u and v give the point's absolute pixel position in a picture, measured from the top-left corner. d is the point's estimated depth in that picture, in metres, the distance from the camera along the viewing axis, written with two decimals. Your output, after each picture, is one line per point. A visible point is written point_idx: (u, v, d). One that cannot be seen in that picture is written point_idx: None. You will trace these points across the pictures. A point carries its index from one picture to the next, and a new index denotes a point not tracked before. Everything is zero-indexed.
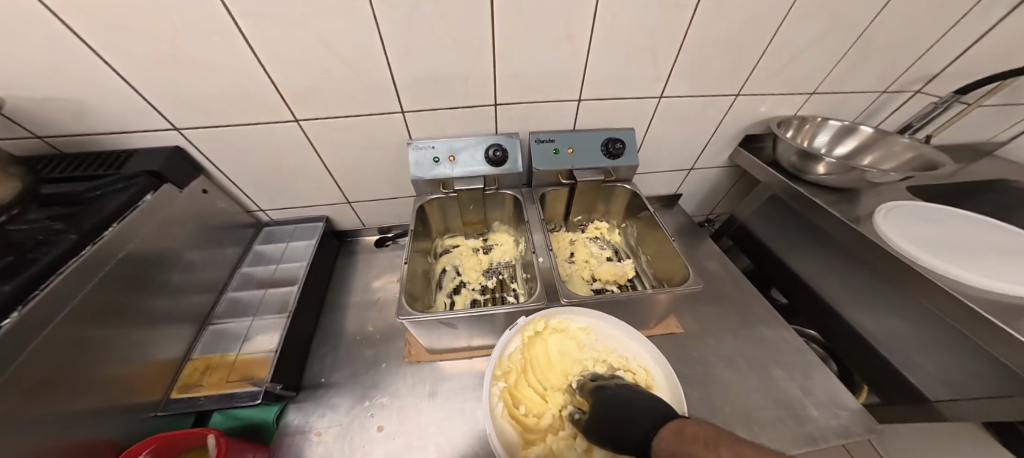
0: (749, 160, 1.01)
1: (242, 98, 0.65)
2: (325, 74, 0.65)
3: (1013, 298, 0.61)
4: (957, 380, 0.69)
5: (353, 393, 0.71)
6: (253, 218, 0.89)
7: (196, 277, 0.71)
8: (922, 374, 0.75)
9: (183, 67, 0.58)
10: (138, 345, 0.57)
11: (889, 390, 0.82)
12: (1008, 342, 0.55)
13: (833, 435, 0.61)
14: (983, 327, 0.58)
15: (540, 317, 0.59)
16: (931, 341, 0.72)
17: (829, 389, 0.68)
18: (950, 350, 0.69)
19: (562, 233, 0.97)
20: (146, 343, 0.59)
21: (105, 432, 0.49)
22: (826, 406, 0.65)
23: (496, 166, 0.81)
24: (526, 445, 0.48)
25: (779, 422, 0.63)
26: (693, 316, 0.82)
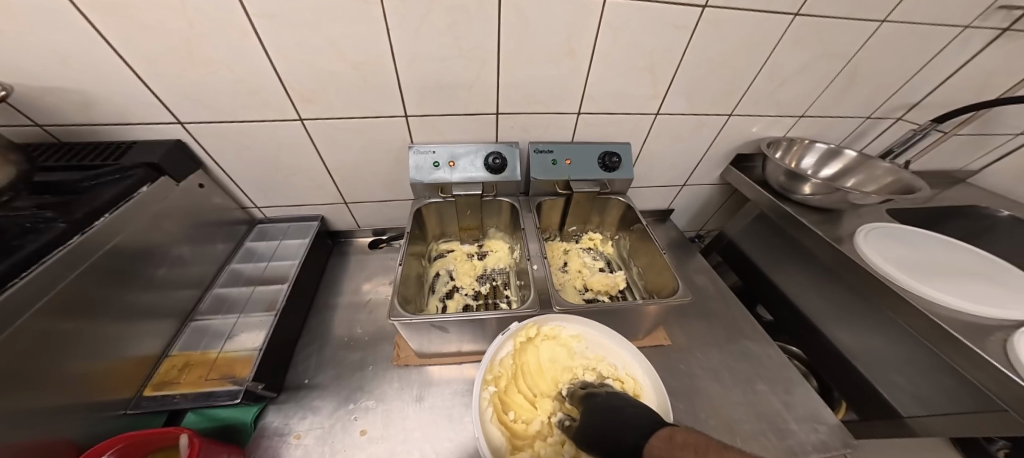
0: (739, 178, 1.04)
1: (246, 95, 0.65)
2: (334, 77, 0.65)
3: (982, 320, 0.64)
4: (928, 397, 0.72)
5: (337, 396, 0.70)
6: (247, 215, 0.88)
7: (182, 273, 0.70)
8: (895, 390, 0.78)
9: (196, 63, 0.59)
10: (113, 340, 0.55)
11: (868, 406, 0.84)
12: (976, 361, 0.57)
13: (813, 450, 0.62)
14: (952, 346, 0.61)
15: (532, 323, 0.60)
16: (906, 359, 0.74)
17: (810, 404, 0.69)
18: (922, 368, 0.72)
19: (556, 242, 0.98)
20: (122, 338, 0.57)
21: (66, 431, 0.47)
22: (806, 421, 0.66)
23: (494, 174, 0.82)
24: (514, 450, 0.48)
25: (761, 435, 0.64)
26: (681, 329, 0.83)
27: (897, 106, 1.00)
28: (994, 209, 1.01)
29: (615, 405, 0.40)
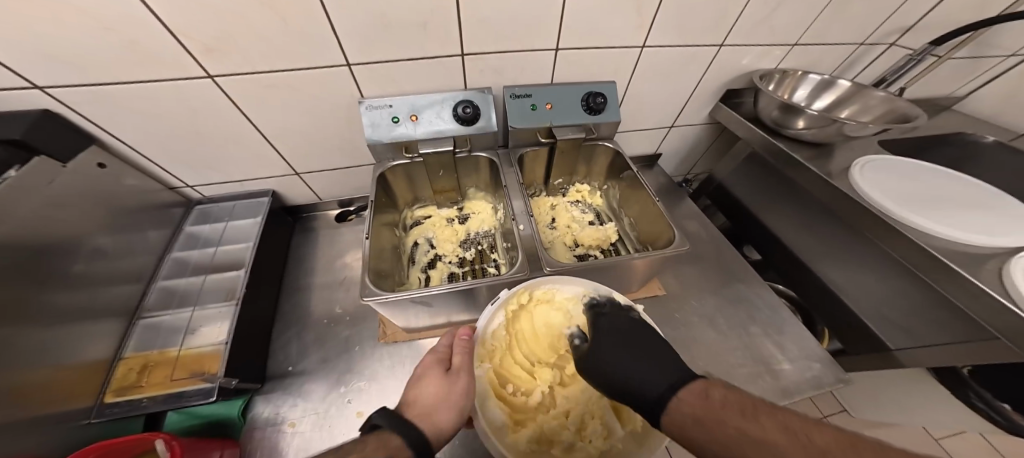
0: (729, 115, 0.97)
1: (118, 46, 0.48)
2: (238, 19, 0.50)
3: (980, 249, 0.64)
4: (913, 329, 0.75)
5: (327, 379, 0.65)
6: (180, 196, 0.75)
7: (107, 267, 0.58)
8: (886, 326, 0.80)
9: (30, 10, 0.42)
10: (46, 350, 0.46)
11: (858, 341, 0.88)
12: (973, 292, 0.58)
13: (808, 386, 0.65)
14: (946, 275, 0.62)
15: (523, 289, 0.54)
16: (896, 292, 0.77)
17: (803, 343, 0.71)
18: (909, 299, 0.75)
19: (542, 198, 0.91)
20: (57, 347, 0.48)
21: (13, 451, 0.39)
22: (800, 360, 0.68)
23: (467, 126, 0.71)
24: (515, 426, 0.47)
25: (758, 378, 0.66)
26: (675, 276, 0.83)
27: (891, 32, 0.92)
28: (980, 135, 1.00)
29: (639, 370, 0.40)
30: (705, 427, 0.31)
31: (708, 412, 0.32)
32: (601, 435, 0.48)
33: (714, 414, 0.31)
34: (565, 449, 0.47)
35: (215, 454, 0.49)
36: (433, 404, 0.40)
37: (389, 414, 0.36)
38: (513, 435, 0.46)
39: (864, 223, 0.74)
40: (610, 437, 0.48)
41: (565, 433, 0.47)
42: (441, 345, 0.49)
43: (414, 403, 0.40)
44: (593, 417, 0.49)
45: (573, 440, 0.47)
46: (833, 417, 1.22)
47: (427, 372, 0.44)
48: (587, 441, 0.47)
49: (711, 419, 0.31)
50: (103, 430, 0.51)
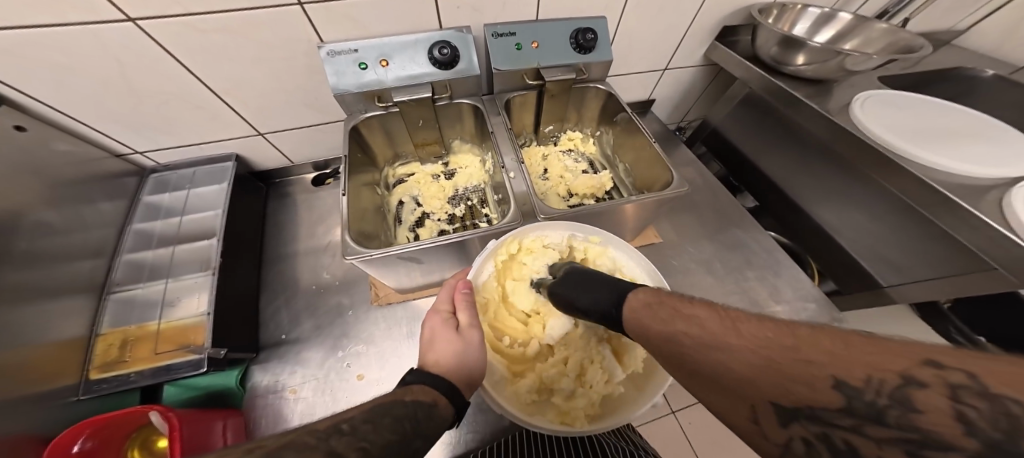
0: (725, 54, 0.90)
1: None
2: None
3: (975, 180, 0.65)
4: (904, 265, 0.78)
5: (323, 344, 0.64)
6: (130, 164, 0.68)
7: (61, 243, 0.52)
8: (880, 263, 0.83)
9: None
10: (14, 329, 0.43)
11: (849, 278, 0.92)
12: (973, 224, 0.60)
13: None
14: (946, 210, 0.63)
15: (512, 238, 0.52)
16: (889, 228, 0.79)
17: (798, 284, 0.73)
18: (904, 234, 0.77)
19: (532, 148, 0.86)
20: (23, 325, 0.44)
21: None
22: (795, 302, 0.70)
23: (446, 70, 0.64)
24: (515, 377, 0.46)
25: None
26: (671, 226, 0.82)
27: None
28: (980, 69, 0.97)
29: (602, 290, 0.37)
30: (645, 316, 0.30)
31: (653, 304, 0.30)
32: (603, 381, 0.45)
33: (658, 306, 0.30)
34: (567, 397, 0.44)
35: (218, 424, 0.48)
36: (455, 363, 0.38)
37: (423, 372, 0.35)
38: (513, 386, 0.45)
39: (862, 160, 0.73)
40: (612, 383, 0.45)
41: (566, 380, 0.45)
42: (442, 301, 0.46)
43: (439, 366, 0.37)
44: (594, 363, 0.46)
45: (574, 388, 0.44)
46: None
47: (439, 334, 0.41)
48: (589, 387, 0.45)
49: (653, 310, 0.30)
50: (99, 405, 0.50)
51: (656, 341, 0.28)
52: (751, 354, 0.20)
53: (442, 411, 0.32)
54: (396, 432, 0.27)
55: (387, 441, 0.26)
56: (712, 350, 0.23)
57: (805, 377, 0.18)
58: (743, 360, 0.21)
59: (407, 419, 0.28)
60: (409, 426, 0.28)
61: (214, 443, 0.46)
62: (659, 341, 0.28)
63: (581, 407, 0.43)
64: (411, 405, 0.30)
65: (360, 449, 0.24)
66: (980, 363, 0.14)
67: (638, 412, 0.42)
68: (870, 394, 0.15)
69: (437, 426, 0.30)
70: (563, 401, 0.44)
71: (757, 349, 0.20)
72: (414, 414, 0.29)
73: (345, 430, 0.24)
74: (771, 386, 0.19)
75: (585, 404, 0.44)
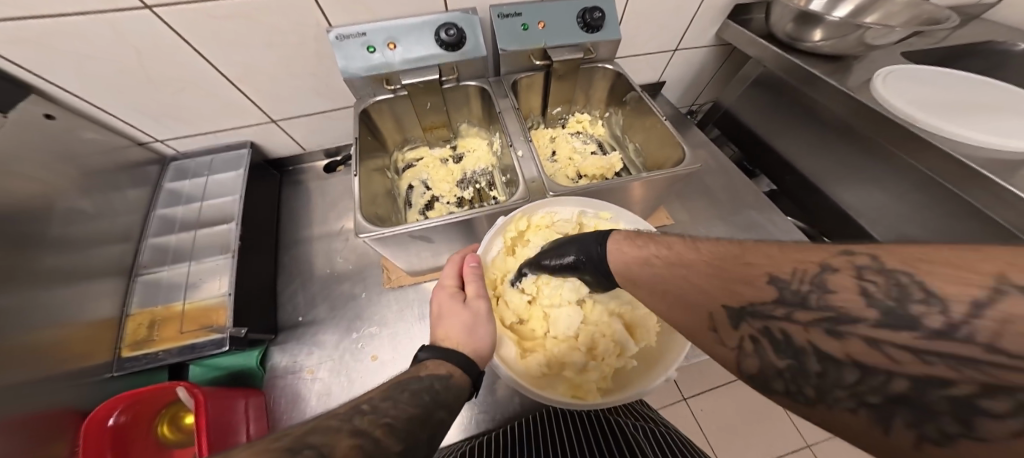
0: (739, 32, 0.87)
1: None
2: None
3: (1009, 154, 0.62)
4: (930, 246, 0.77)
5: (339, 327, 0.65)
6: (151, 152, 0.70)
7: (92, 228, 0.54)
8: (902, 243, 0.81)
9: None
10: (52, 309, 0.45)
11: None
12: (1007, 200, 0.57)
13: None
14: (978, 185, 0.60)
15: (521, 214, 0.51)
16: (917, 207, 0.76)
17: None
18: (933, 212, 0.74)
19: (540, 131, 0.85)
20: (59, 304, 0.46)
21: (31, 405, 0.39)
22: None
23: (452, 52, 0.63)
24: (525, 353, 0.46)
25: None
26: (682, 207, 0.81)
27: None
28: (1012, 43, 0.92)
29: (585, 241, 0.38)
30: (628, 251, 0.33)
31: (631, 239, 0.33)
32: (615, 353, 0.45)
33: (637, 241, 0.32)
34: (579, 370, 0.44)
35: (242, 403, 0.48)
36: (467, 335, 0.38)
37: (438, 348, 0.35)
38: (524, 361, 0.44)
39: (883, 137, 0.71)
40: (624, 356, 0.45)
41: (577, 354, 0.45)
42: (448, 276, 0.46)
43: (450, 340, 0.37)
44: (605, 337, 0.46)
45: (586, 361, 0.44)
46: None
47: (446, 311, 0.41)
48: (601, 360, 0.45)
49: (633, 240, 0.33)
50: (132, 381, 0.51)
51: (630, 266, 0.32)
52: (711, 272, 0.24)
53: (459, 382, 0.32)
54: (416, 405, 0.26)
55: (409, 413, 0.25)
56: (678, 268, 0.26)
57: (750, 282, 0.21)
58: (699, 272, 0.25)
59: (425, 391, 0.28)
60: (429, 399, 0.27)
61: (238, 425, 0.46)
62: (634, 273, 0.31)
63: (593, 380, 0.43)
64: (427, 379, 0.29)
65: (387, 424, 0.23)
66: (881, 246, 0.17)
67: (650, 383, 0.42)
68: (795, 282, 0.19)
69: (457, 394, 0.30)
70: (575, 374, 0.43)
71: (712, 263, 0.24)
72: (432, 386, 0.29)
73: (367, 410, 0.24)
74: (719, 291, 0.23)
75: (597, 377, 0.43)
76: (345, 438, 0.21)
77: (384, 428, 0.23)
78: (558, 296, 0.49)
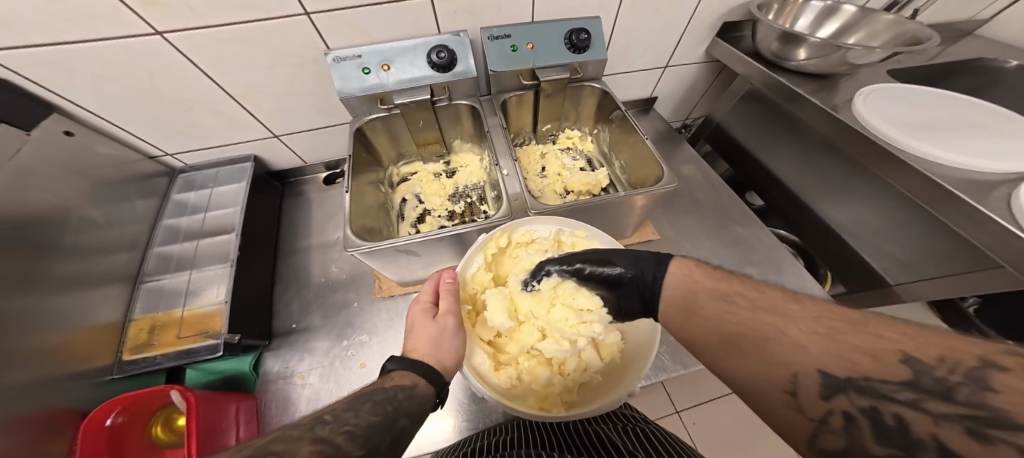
0: (726, 51, 0.90)
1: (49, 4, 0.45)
2: None
3: (984, 175, 0.63)
4: (912, 261, 0.77)
5: (330, 334, 0.67)
6: (161, 165, 0.74)
7: (103, 237, 0.58)
8: (884, 258, 0.82)
9: None
10: (61, 313, 0.48)
11: (855, 277, 0.90)
12: (979, 221, 0.58)
13: None
14: (951, 205, 0.61)
15: (501, 231, 0.54)
16: (896, 225, 0.77)
17: (800, 281, 0.72)
18: (909, 230, 0.75)
19: (531, 147, 0.88)
20: (67, 309, 0.49)
21: (38, 406, 0.42)
22: None
23: (444, 73, 0.67)
24: (498, 366, 0.47)
25: None
26: (669, 222, 0.83)
27: None
28: (1003, 60, 0.93)
29: (641, 258, 0.41)
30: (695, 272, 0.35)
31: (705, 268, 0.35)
32: (581, 369, 0.46)
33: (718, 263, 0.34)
34: (545, 384, 0.45)
35: (234, 406, 0.50)
36: (432, 350, 0.41)
37: (405, 360, 0.38)
38: (494, 374, 0.46)
39: (863, 156, 0.73)
40: (589, 371, 0.46)
41: (545, 370, 0.46)
42: (425, 291, 0.48)
43: (417, 352, 0.40)
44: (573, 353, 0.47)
45: (552, 376, 0.45)
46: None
47: (417, 324, 0.43)
48: (565, 375, 0.46)
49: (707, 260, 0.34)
50: (131, 384, 0.54)
51: (702, 298, 0.32)
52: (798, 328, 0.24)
53: (422, 391, 0.35)
54: (376, 414, 0.28)
55: (370, 421, 0.27)
56: (769, 314, 0.26)
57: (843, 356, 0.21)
58: (794, 326, 0.24)
59: (388, 401, 0.30)
60: (390, 408, 0.30)
61: (227, 428, 0.48)
62: (697, 302, 0.32)
63: (558, 393, 0.45)
64: (390, 390, 0.32)
65: (348, 432, 0.25)
66: None
67: (613, 402, 0.44)
68: (944, 370, 0.18)
69: (419, 405, 0.33)
70: (541, 387, 0.45)
71: (817, 322, 0.24)
72: (395, 396, 0.32)
73: (328, 420, 0.26)
74: (820, 351, 0.22)
75: (561, 390, 0.45)
76: (305, 445, 0.23)
77: (344, 435, 0.25)
78: (564, 315, 0.47)
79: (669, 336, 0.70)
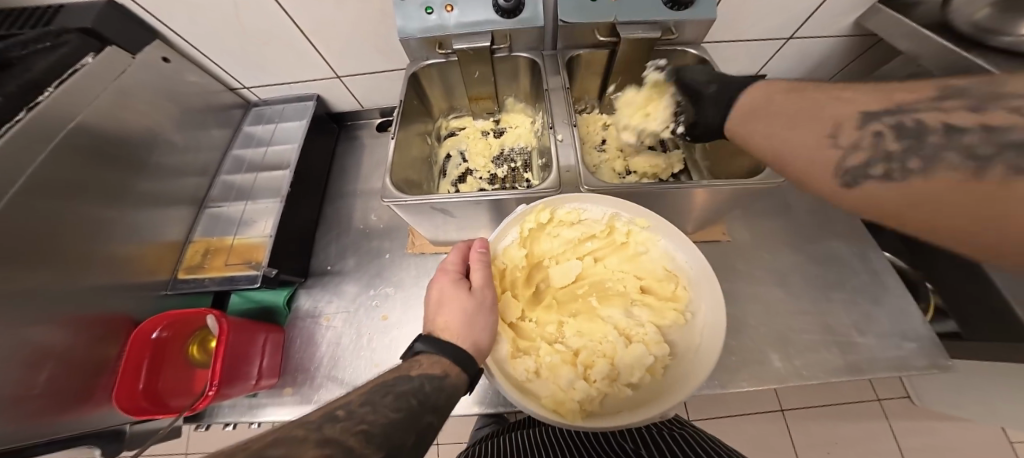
0: (889, 18, 0.65)
1: None
2: None
3: None
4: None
5: (360, 280, 0.68)
6: (239, 97, 0.79)
7: (182, 159, 0.64)
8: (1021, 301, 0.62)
9: None
10: (132, 225, 0.54)
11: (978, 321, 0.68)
12: None
13: (885, 366, 0.58)
14: None
15: (543, 205, 0.43)
16: None
17: (903, 323, 0.62)
18: None
19: (593, 115, 0.76)
20: (140, 224, 0.55)
21: (106, 305, 0.48)
22: (888, 339, 0.60)
23: (509, 19, 0.58)
24: (513, 354, 0.37)
25: (823, 347, 0.60)
26: (748, 226, 0.73)
27: None
28: None
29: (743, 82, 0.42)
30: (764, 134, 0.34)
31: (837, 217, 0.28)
32: (610, 378, 0.35)
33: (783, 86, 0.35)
34: (566, 386, 0.34)
35: (261, 337, 0.52)
36: (465, 329, 0.33)
37: (434, 340, 0.32)
38: (507, 364, 0.36)
39: None
40: (619, 381, 0.35)
41: (568, 371, 0.35)
42: (451, 260, 0.41)
43: (449, 331, 0.33)
44: (605, 357, 0.36)
45: (575, 379, 0.34)
46: (890, 403, 1.01)
47: (446, 297, 0.36)
48: (592, 382, 0.34)
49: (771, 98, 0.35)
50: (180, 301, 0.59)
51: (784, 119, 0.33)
52: (881, 128, 0.24)
53: (454, 382, 0.29)
54: (399, 409, 0.24)
55: (389, 419, 0.23)
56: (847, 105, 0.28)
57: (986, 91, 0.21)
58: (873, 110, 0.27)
59: (412, 394, 0.26)
60: (417, 402, 0.25)
61: (253, 358, 0.50)
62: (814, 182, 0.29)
63: (579, 400, 0.33)
64: (417, 379, 0.27)
65: (362, 432, 0.21)
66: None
67: (640, 421, 0.32)
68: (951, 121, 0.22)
69: (450, 395, 0.28)
70: (560, 388, 0.34)
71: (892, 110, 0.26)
72: (422, 388, 0.27)
73: (341, 417, 0.21)
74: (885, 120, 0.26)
75: (584, 398, 0.33)
76: (311, 450, 0.17)
77: (360, 437, 0.20)
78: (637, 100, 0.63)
79: None
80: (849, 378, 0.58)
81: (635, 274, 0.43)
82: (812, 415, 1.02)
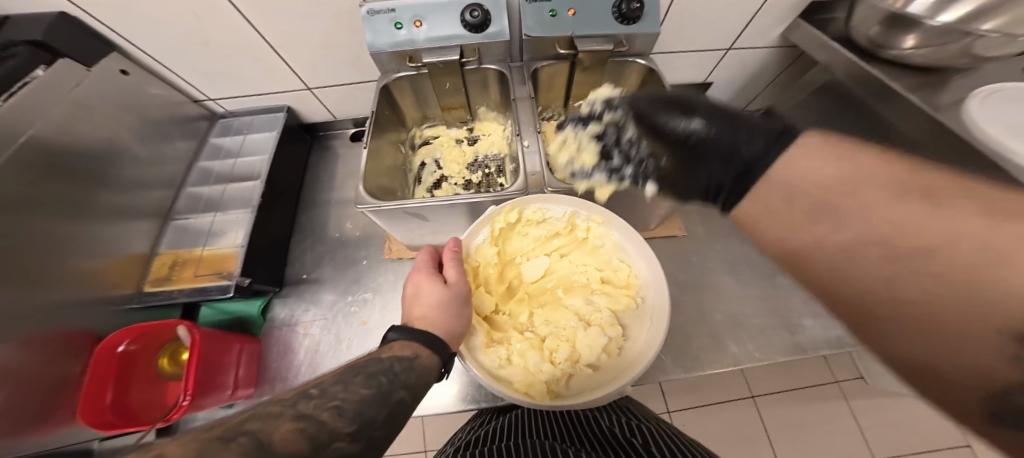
0: (809, 34, 0.74)
1: None
2: None
3: None
4: None
5: (337, 288, 0.68)
6: (205, 109, 0.77)
7: (144, 172, 0.63)
8: None
9: None
10: (93, 240, 0.52)
11: None
12: None
13: (826, 345, 0.66)
14: None
15: (512, 205, 0.47)
16: None
17: None
18: None
19: (559, 122, 0.82)
20: (103, 239, 0.54)
21: (65, 323, 0.46)
22: (826, 319, 0.68)
23: (476, 34, 0.61)
24: (488, 343, 0.41)
25: (771, 329, 0.68)
26: (702, 220, 0.81)
27: None
28: None
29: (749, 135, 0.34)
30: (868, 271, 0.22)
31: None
32: (572, 360, 0.40)
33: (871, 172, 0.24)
34: (534, 368, 0.38)
35: (236, 348, 0.52)
36: (440, 320, 0.36)
37: (407, 329, 0.35)
38: (481, 354, 0.40)
39: None
40: (580, 363, 0.39)
41: (534, 355, 0.39)
42: (424, 258, 0.44)
43: (424, 319, 0.36)
44: (567, 342, 0.40)
45: (541, 362, 0.39)
46: (847, 383, 1.11)
47: (423, 288, 0.39)
48: (555, 364, 0.39)
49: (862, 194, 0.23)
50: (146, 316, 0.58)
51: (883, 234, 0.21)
52: None
53: (424, 361, 0.32)
54: (368, 386, 0.26)
55: (362, 395, 0.25)
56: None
57: None
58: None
59: (383, 372, 0.28)
60: (387, 379, 0.27)
61: (228, 368, 0.50)
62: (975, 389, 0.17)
63: (545, 381, 0.38)
64: (387, 360, 0.29)
65: (335, 408, 0.23)
66: None
67: (595, 400, 0.37)
68: None
69: (420, 375, 0.30)
70: (529, 371, 0.38)
71: None
72: (392, 367, 0.29)
73: (314, 395, 0.23)
74: None
75: (549, 379, 0.38)
76: (285, 424, 0.20)
77: (331, 412, 0.22)
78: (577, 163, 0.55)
79: (677, 339, 0.66)
80: (794, 356, 0.65)
81: (597, 266, 0.47)
82: (778, 399, 1.11)
